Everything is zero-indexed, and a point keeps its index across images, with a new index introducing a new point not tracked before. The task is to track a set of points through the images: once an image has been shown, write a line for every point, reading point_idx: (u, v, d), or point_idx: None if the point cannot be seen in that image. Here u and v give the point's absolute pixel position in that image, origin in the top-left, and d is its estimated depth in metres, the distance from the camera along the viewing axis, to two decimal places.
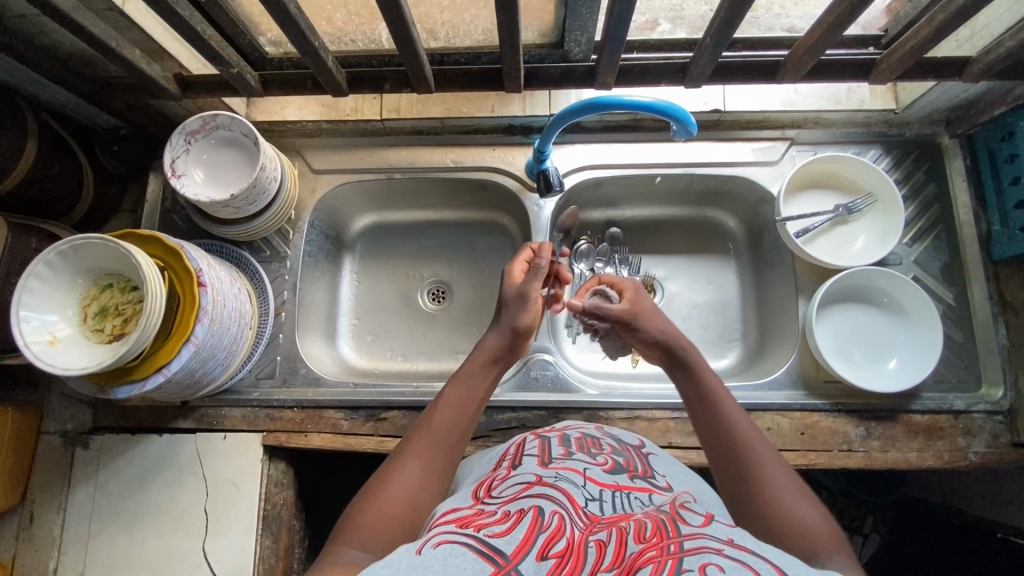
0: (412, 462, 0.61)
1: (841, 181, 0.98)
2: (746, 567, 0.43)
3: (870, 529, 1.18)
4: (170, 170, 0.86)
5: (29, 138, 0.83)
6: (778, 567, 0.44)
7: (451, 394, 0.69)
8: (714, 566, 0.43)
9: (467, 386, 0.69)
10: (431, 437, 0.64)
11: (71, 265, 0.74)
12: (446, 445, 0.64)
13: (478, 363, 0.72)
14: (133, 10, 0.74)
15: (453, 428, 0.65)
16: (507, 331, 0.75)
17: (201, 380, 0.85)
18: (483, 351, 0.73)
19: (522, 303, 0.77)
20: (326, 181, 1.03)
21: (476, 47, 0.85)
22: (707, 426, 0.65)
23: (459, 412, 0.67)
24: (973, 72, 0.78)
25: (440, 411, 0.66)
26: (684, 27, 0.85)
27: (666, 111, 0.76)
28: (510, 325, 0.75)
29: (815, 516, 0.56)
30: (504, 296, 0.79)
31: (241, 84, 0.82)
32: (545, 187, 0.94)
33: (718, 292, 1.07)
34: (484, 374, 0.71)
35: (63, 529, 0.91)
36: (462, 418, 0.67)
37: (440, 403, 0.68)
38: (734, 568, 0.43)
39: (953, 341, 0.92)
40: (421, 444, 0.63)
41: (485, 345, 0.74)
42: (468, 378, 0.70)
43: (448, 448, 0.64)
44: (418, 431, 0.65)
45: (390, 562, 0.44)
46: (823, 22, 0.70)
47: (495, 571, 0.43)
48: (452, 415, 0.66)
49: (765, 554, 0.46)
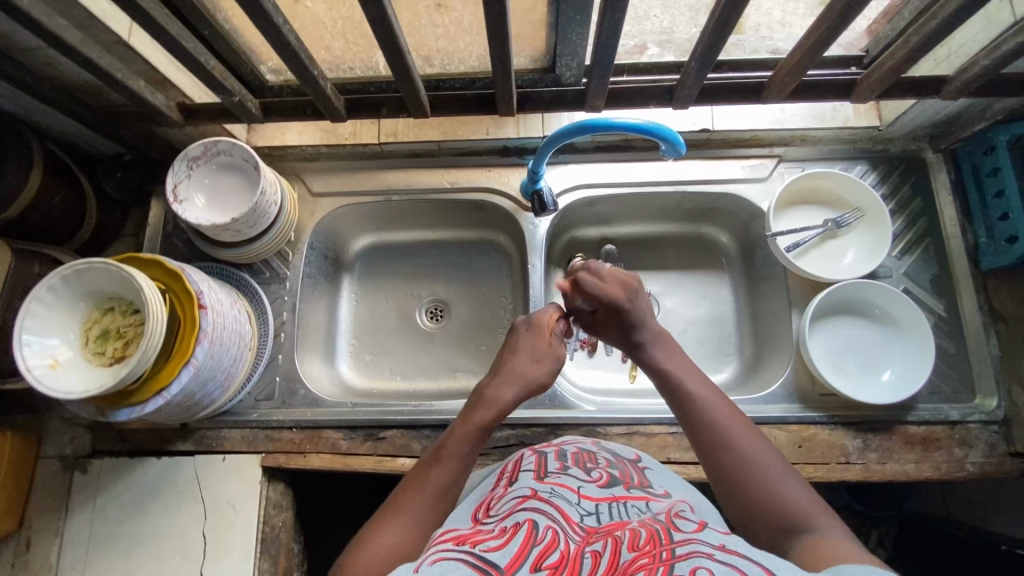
0: (404, 514, 0.60)
1: (829, 198, 1.00)
2: (736, 571, 0.43)
3: (876, 545, 1.16)
4: (172, 196, 0.88)
5: (34, 166, 0.84)
6: (766, 567, 0.44)
7: (452, 443, 0.66)
8: (705, 569, 0.43)
9: (472, 440, 0.67)
10: (425, 491, 0.62)
11: (74, 290, 0.75)
12: (440, 498, 0.62)
13: (485, 412, 0.70)
14: (138, 42, 0.76)
15: (451, 486, 0.64)
16: (521, 385, 0.74)
17: (201, 403, 0.86)
18: (492, 402, 0.71)
19: (552, 352, 0.78)
20: (325, 204, 1.04)
21: (471, 72, 0.88)
22: (689, 424, 0.66)
23: (459, 468, 0.65)
24: (950, 90, 0.80)
25: (441, 463, 0.65)
26: (672, 50, 0.88)
27: (655, 133, 0.78)
28: (523, 379, 0.75)
29: (801, 493, 0.58)
30: (536, 339, 0.79)
31: (241, 111, 0.84)
32: (539, 207, 0.96)
33: (714, 306, 1.09)
34: (489, 430, 0.69)
35: (60, 555, 0.90)
36: (460, 476, 0.65)
37: (442, 454, 0.65)
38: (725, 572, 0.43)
39: (946, 352, 0.93)
40: (414, 499, 0.62)
41: (498, 395, 0.72)
42: (474, 430, 0.68)
43: (441, 501, 0.62)
44: (415, 480, 0.64)
45: None
46: (804, 44, 0.73)
47: None
48: (449, 472, 0.64)
49: (756, 557, 0.46)
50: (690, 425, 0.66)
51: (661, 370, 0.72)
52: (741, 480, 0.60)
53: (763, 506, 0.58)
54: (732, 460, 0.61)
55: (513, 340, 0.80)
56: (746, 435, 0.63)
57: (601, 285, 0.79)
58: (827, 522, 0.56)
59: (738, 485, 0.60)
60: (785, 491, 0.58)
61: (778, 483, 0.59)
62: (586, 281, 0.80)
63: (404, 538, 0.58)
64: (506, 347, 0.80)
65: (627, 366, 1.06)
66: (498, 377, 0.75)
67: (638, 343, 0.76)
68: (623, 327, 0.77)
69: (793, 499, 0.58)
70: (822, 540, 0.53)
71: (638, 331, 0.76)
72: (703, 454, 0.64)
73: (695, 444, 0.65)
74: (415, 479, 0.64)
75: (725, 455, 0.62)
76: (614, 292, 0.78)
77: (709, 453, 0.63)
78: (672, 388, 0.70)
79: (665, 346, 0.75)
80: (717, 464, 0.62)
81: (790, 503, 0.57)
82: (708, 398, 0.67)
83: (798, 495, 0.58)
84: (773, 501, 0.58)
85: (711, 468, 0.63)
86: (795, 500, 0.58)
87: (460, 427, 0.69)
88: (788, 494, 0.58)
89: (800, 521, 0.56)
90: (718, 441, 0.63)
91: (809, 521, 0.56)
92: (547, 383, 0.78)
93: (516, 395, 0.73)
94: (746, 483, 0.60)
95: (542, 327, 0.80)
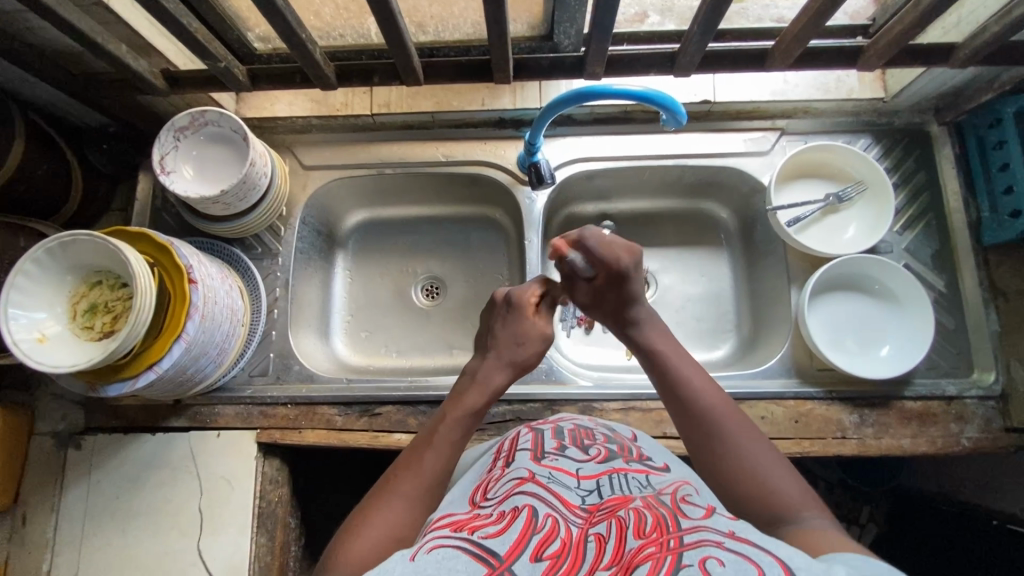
0: (394, 499, 0.58)
1: (832, 171, 0.99)
2: (748, 560, 0.42)
3: (867, 519, 1.18)
4: (158, 167, 0.85)
5: (16, 136, 0.82)
6: (780, 558, 0.43)
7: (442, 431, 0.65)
8: (715, 559, 0.42)
9: (462, 427, 0.66)
10: (419, 476, 0.61)
11: (60, 262, 0.73)
12: (430, 483, 0.61)
13: (475, 397, 0.68)
14: (118, 4, 0.73)
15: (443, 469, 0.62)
16: (512, 369, 0.72)
17: (194, 378, 0.85)
18: (483, 385, 0.69)
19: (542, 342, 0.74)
20: (317, 177, 1.02)
21: (466, 40, 0.85)
22: (683, 419, 0.65)
23: (449, 452, 0.64)
24: (959, 57, 0.78)
25: (431, 449, 0.63)
26: (673, 19, 0.86)
27: (656, 100, 0.76)
28: (513, 364, 0.72)
29: (789, 483, 0.57)
30: (522, 329, 0.73)
31: (228, 78, 0.82)
32: (535, 179, 0.93)
33: (713, 283, 1.08)
34: (479, 414, 0.68)
35: (55, 530, 0.90)
36: (450, 459, 0.63)
37: (431, 440, 0.64)
38: (735, 561, 0.42)
39: (945, 328, 0.93)
40: (406, 483, 0.60)
41: (489, 379, 0.70)
42: (465, 417, 0.66)
43: (432, 486, 0.61)
44: (404, 464, 0.62)
45: (383, 570, 0.44)
46: (810, 8, 0.70)
47: (488, 572, 0.43)
48: (440, 458, 0.63)
49: (769, 546, 0.45)
50: (677, 410, 0.66)
51: (651, 353, 0.71)
52: (731, 464, 0.60)
53: (749, 494, 0.57)
54: (721, 448, 0.61)
55: (501, 322, 0.74)
56: (737, 425, 0.62)
57: (603, 251, 0.71)
58: (816, 514, 0.55)
59: (726, 471, 0.60)
60: (771, 479, 0.58)
61: (765, 472, 0.58)
62: (590, 244, 0.72)
63: (398, 518, 0.57)
64: (493, 328, 0.75)
65: None
66: (487, 360, 0.72)
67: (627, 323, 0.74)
68: (622, 302, 0.73)
69: (780, 488, 0.57)
70: (812, 533, 0.52)
71: (635, 309, 0.73)
72: (690, 439, 0.64)
73: (690, 436, 0.64)
74: (407, 462, 0.62)
75: (709, 439, 0.62)
76: (621, 260, 0.71)
77: (696, 435, 0.63)
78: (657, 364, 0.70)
79: (655, 326, 0.73)
80: (706, 448, 0.62)
81: (779, 494, 0.56)
82: (698, 382, 0.66)
83: (787, 484, 0.57)
84: (759, 490, 0.57)
85: (699, 453, 0.63)
86: (781, 486, 0.57)
87: (451, 412, 0.67)
88: (775, 483, 0.57)
89: (786, 511, 0.55)
90: (705, 426, 0.63)
91: (798, 512, 0.55)
92: (535, 364, 0.74)
93: (507, 378, 0.71)
94: (733, 468, 0.59)
95: (527, 311, 0.74)
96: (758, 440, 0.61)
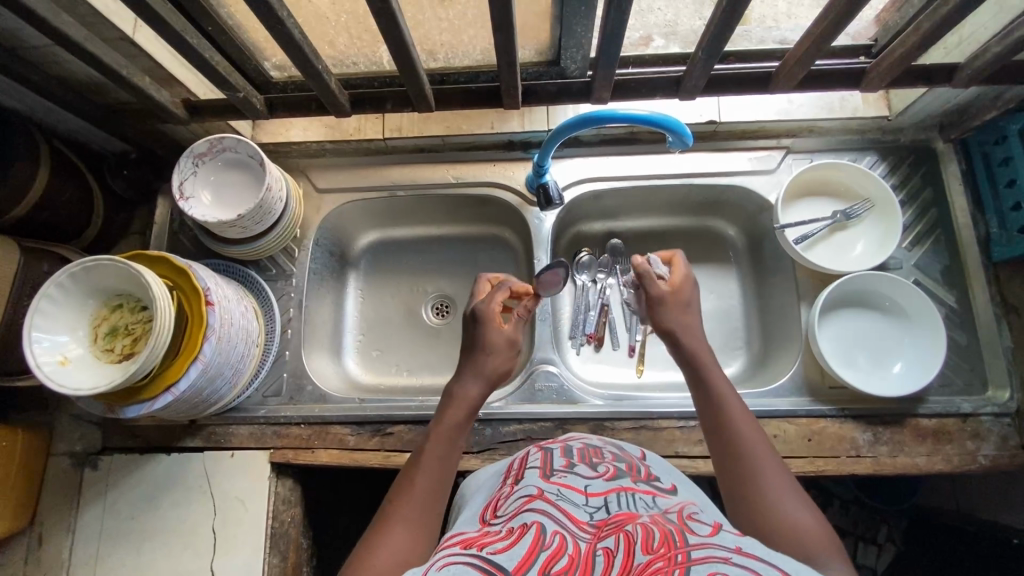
0: (397, 523, 0.58)
1: (838, 189, 1.00)
2: None
3: (885, 539, 1.14)
4: (178, 193, 0.88)
5: (41, 165, 0.85)
6: (785, 572, 0.44)
7: (428, 450, 0.66)
8: None
9: (447, 440, 0.67)
10: (413, 497, 0.61)
11: (82, 286, 0.75)
12: (429, 501, 0.61)
13: (455, 413, 0.70)
14: (143, 38, 0.77)
15: (438, 487, 0.63)
16: (488, 378, 0.73)
17: (210, 399, 0.86)
18: (460, 400, 0.71)
19: (509, 350, 0.75)
20: (329, 200, 1.04)
21: (475, 66, 0.87)
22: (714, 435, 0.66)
23: (441, 468, 0.64)
24: (961, 77, 0.79)
25: (423, 469, 0.64)
26: (678, 42, 0.86)
27: (662, 124, 0.78)
28: (486, 374, 0.73)
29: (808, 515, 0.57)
30: (489, 337, 0.75)
31: (246, 107, 0.85)
32: (545, 201, 0.96)
33: (721, 300, 1.08)
34: (462, 425, 0.69)
35: (71, 551, 0.91)
36: (444, 475, 0.64)
37: (420, 462, 0.65)
38: None
39: (957, 344, 0.92)
40: (405, 507, 0.60)
41: (465, 392, 0.71)
42: (449, 431, 0.68)
43: (431, 504, 0.61)
44: (401, 489, 0.63)
45: None
46: (813, 32, 0.72)
47: None
48: (433, 475, 0.63)
49: (775, 561, 0.45)
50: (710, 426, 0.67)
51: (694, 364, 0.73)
52: (752, 486, 0.60)
53: (766, 517, 0.57)
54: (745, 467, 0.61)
55: (468, 338, 0.77)
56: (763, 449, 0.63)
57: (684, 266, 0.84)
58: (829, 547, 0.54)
59: (747, 492, 0.60)
60: (790, 507, 0.57)
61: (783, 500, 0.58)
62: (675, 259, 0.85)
63: (404, 541, 0.57)
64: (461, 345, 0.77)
65: (635, 361, 1.05)
66: (460, 375, 0.73)
67: (685, 326, 0.77)
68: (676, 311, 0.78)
69: (796, 517, 0.56)
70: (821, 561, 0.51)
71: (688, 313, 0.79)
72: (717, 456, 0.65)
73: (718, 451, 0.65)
74: (400, 489, 0.63)
75: (735, 460, 0.62)
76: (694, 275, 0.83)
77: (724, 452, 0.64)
78: (698, 379, 0.71)
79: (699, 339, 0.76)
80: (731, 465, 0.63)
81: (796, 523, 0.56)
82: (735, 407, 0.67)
83: (804, 515, 0.57)
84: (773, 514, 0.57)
85: (724, 472, 0.63)
86: (797, 514, 0.57)
87: (434, 431, 0.68)
88: (793, 511, 0.57)
89: (800, 538, 0.54)
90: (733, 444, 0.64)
91: (812, 541, 0.54)
92: (507, 371, 0.75)
93: (484, 388, 0.72)
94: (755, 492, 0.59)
95: (494, 320, 0.76)
96: (781, 469, 0.61)
